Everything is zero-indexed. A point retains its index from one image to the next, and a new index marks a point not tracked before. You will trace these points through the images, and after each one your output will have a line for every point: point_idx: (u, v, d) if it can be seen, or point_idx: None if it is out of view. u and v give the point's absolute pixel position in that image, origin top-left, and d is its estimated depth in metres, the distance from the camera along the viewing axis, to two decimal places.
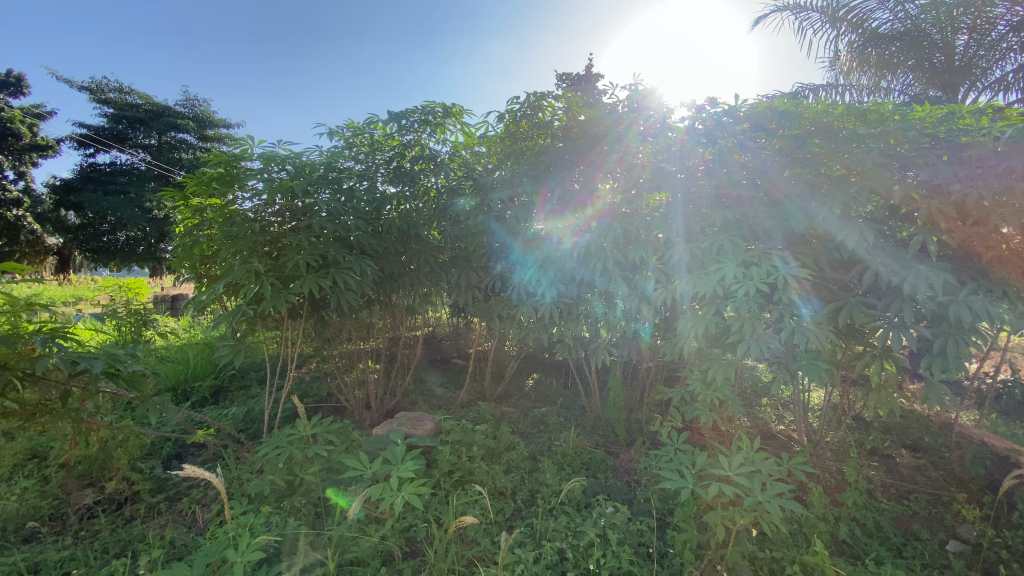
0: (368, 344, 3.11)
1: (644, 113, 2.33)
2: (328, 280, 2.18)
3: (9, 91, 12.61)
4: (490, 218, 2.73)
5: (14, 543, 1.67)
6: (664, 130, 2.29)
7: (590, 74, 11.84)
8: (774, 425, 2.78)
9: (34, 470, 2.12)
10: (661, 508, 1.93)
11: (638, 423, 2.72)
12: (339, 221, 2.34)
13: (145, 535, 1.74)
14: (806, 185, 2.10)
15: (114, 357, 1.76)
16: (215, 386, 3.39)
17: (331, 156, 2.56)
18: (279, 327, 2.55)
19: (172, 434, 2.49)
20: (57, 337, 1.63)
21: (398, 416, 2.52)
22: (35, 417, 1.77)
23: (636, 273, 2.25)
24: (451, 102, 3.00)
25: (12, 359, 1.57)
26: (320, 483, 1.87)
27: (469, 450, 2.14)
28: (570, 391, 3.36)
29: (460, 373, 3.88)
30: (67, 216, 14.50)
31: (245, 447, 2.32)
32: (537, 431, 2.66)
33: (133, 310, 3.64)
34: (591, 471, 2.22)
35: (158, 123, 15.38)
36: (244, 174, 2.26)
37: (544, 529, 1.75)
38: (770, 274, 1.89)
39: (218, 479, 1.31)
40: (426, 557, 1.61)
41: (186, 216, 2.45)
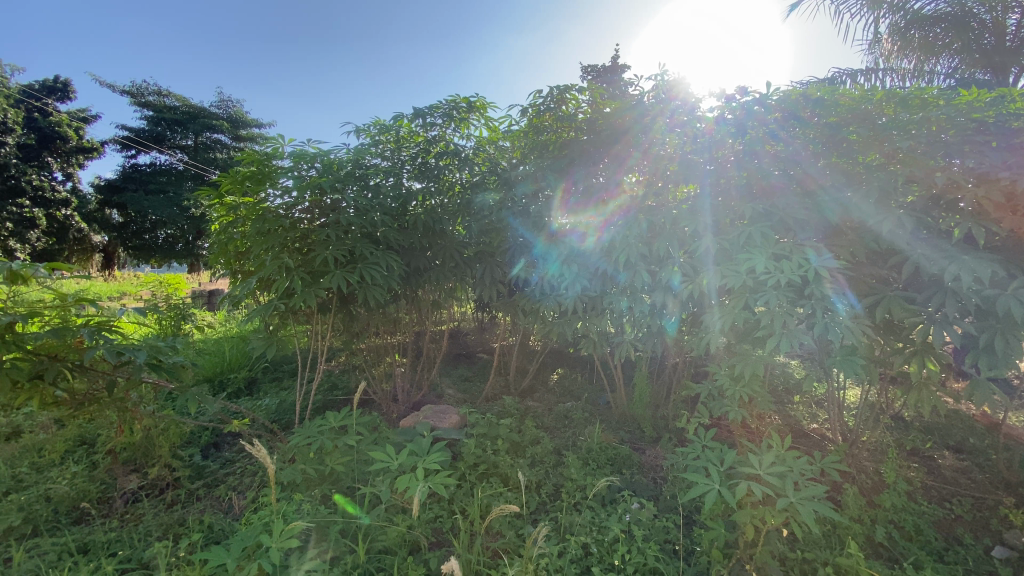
0: (394, 339, 3.15)
1: (669, 104, 2.30)
2: (355, 275, 2.22)
3: (58, 96, 13.25)
4: (509, 211, 2.66)
5: (65, 525, 1.77)
6: (690, 121, 2.27)
7: (616, 65, 11.61)
8: (806, 423, 2.71)
9: (84, 455, 2.24)
10: (688, 506, 1.90)
11: (664, 419, 2.68)
12: (367, 217, 2.38)
13: (186, 519, 1.81)
14: (842, 174, 2.03)
15: (155, 349, 1.84)
16: (250, 378, 3.50)
17: (358, 153, 2.59)
18: (309, 321, 2.62)
19: (210, 423, 2.60)
20: (104, 329, 1.72)
21: (424, 409, 2.56)
22: (83, 406, 1.86)
23: (662, 266, 2.20)
24: (474, 96, 2.96)
25: (63, 351, 1.68)
26: (349, 474, 1.90)
27: (494, 444, 2.16)
28: (595, 386, 3.34)
29: (485, 368, 3.90)
30: (111, 215, 15.16)
31: (279, 437, 2.39)
32: (562, 426, 2.65)
33: (172, 305, 3.77)
34: (616, 467, 2.20)
35: (194, 124, 15.88)
36: (274, 173, 2.31)
37: (569, 523, 1.74)
38: (801, 266, 1.85)
39: (268, 460, 1.40)
40: (452, 548, 1.63)
41: (220, 215, 2.53)
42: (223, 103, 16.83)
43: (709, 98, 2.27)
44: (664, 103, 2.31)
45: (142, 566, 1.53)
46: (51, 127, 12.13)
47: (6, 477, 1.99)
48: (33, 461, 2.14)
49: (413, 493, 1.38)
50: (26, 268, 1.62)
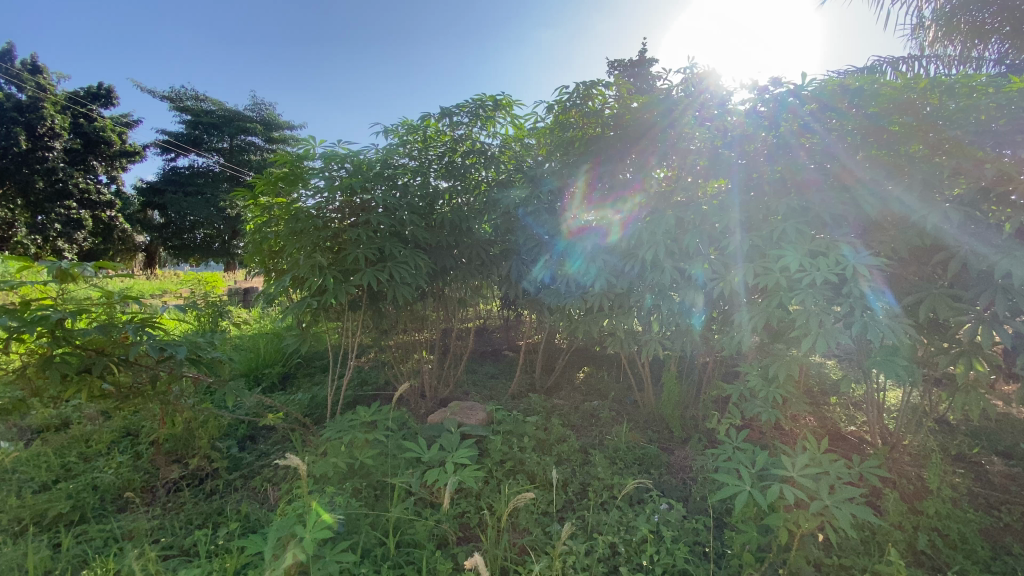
0: (421, 336, 3.19)
1: (698, 97, 2.26)
2: (385, 273, 2.25)
3: (101, 103, 13.55)
4: (522, 207, 2.73)
5: (112, 512, 1.86)
6: (720, 114, 2.22)
7: (645, 59, 11.38)
8: (843, 425, 2.62)
9: (128, 446, 2.34)
10: (718, 508, 1.86)
11: (694, 419, 2.63)
12: (395, 216, 2.42)
13: (223, 509, 1.87)
14: (882, 167, 1.95)
15: (194, 345, 1.91)
16: (283, 373, 3.60)
17: (387, 153, 2.63)
18: (340, 318, 2.67)
19: (246, 416, 2.68)
20: (147, 326, 1.80)
21: (451, 405, 2.59)
22: (129, 399, 1.95)
23: (690, 263, 2.15)
24: (500, 94, 2.96)
25: (109, 346, 1.76)
26: (379, 469, 1.90)
27: (520, 441, 2.17)
28: (622, 385, 3.31)
29: (511, 365, 3.90)
30: (153, 216, 15.82)
31: (311, 431, 2.45)
32: (588, 425, 2.63)
33: (210, 302, 3.91)
34: (644, 467, 2.17)
35: (229, 127, 16.39)
36: (305, 174, 2.37)
37: (596, 522, 1.73)
38: (838, 264, 1.79)
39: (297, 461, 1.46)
40: (479, 544, 1.64)
41: (255, 215, 2.61)
42: (256, 106, 17.29)
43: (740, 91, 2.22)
44: (693, 96, 2.27)
45: (182, 552, 1.59)
46: (96, 132, 12.67)
47: (57, 465, 2.10)
48: (82, 450, 2.26)
49: (444, 487, 1.41)
50: (74, 267, 1.72)
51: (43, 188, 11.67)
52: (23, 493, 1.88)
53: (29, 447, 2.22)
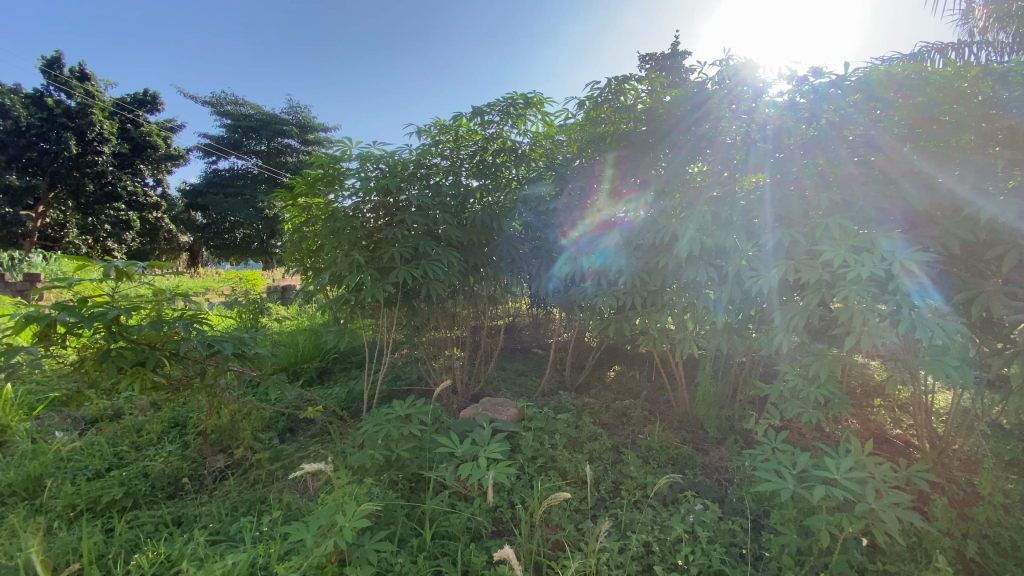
0: (452, 333, 3.22)
1: (733, 90, 2.21)
2: (420, 271, 2.28)
3: (147, 109, 14.14)
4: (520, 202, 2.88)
5: (163, 498, 1.95)
6: (757, 106, 2.17)
7: (676, 52, 11.19)
8: (888, 428, 2.52)
9: (177, 435, 2.46)
10: (756, 510, 1.82)
11: (729, 419, 2.58)
12: (429, 215, 2.45)
13: (266, 497, 1.94)
14: (931, 159, 1.86)
15: (239, 341, 1.99)
16: (319, 368, 3.70)
17: (420, 153, 2.67)
18: (375, 315, 2.73)
19: (286, 409, 2.78)
20: (195, 322, 1.88)
21: (483, 401, 2.62)
22: (179, 391, 2.04)
23: (725, 260, 2.10)
24: (531, 91, 2.95)
25: (161, 342, 1.85)
26: (414, 461, 1.93)
27: (551, 438, 2.17)
28: (654, 383, 3.27)
29: (541, 363, 3.91)
30: (196, 217, 16.53)
31: (347, 425, 2.51)
32: (620, 424, 2.61)
33: (251, 299, 4.06)
34: (677, 467, 2.14)
35: (267, 130, 16.81)
36: (341, 175, 2.43)
37: (629, 520, 1.72)
38: (884, 260, 1.72)
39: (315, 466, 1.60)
40: (513, 538, 1.65)
41: (293, 215, 2.70)
42: (292, 109, 17.75)
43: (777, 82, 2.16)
44: (728, 89, 2.23)
45: (228, 538, 1.66)
46: (143, 137, 13.18)
47: (110, 454, 2.22)
48: (133, 439, 2.38)
49: (491, 476, 1.50)
50: (129, 267, 1.82)
51: (94, 192, 12.29)
52: (80, 480, 1.99)
53: (86, 437, 2.35)
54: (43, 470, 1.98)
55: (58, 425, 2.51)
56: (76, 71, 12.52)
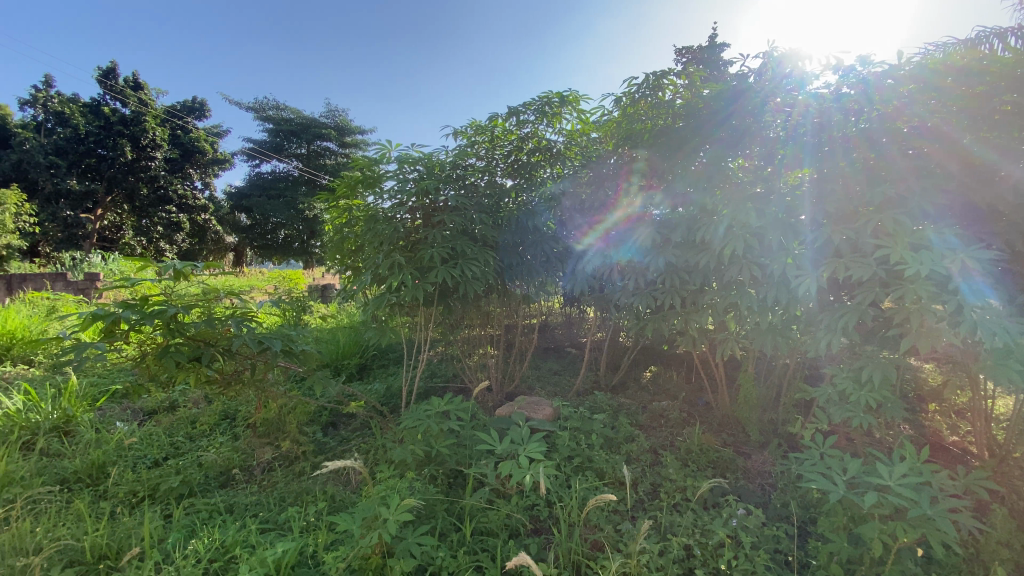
0: (487, 331, 3.24)
1: (775, 83, 2.15)
2: (458, 271, 2.31)
3: (195, 116, 14.82)
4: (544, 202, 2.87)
5: (216, 487, 2.05)
6: (801, 99, 2.10)
7: (714, 44, 10.89)
8: (945, 435, 2.38)
9: (227, 428, 2.58)
10: (802, 516, 1.76)
11: (772, 423, 2.50)
12: (466, 215, 2.47)
13: (311, 489, 2.01)
14: (994, 151, 1.75)
15: (287, 338, 2.07)
16: (359, 364, 3.80)
17: (457, 153, 2.69)
18: (413, 313, 2.78)
19: (328, 404, 2.86)
20: (246, 319, 1.96)
21: (518, 399, 2.64)
22: (231, 385, 2.13)
23: (770, 258, 2.03)
24: (566, 89, 2.91)
25: (215, 338, 1.93)
26: (453, 457, 1.95)
27: (588, 438, 2.16)
28: (693, 384, 3.20)
29: (575, 362, 3.89)
30: (241, 218, 17.25)
31: (386, 421, 2.57)
32: (658, 425, 2.56)
33: (294, 297, 4.21)
34: (718, 470, 2.09)
35: (307, 133, 17.29)
36: (379, 177, 2.49)
37: (669, 523, 1.69)
38: (944, 258, 1.63)
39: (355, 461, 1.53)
40: (551, 536, 1.65)
41: (335, 216, 2.78)
42: (330, 112, 18.21)
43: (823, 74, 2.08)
44: (769, 83, 2.17)
45: (277, 526, 1.73)
46: (191, 143, 13.77)
47: (167, 444, 2.35)
48: (188, 431, 2.51)
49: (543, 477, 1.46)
50: (185, 267, 1.91)
51: (147, 196, 13.07)
52: (140, 468, 2.11)
53: (144, 427, 2.50)
54: (106, 458, 2.11)
55: (119, 415, 2.66)
56: (130, 80, 13.20)
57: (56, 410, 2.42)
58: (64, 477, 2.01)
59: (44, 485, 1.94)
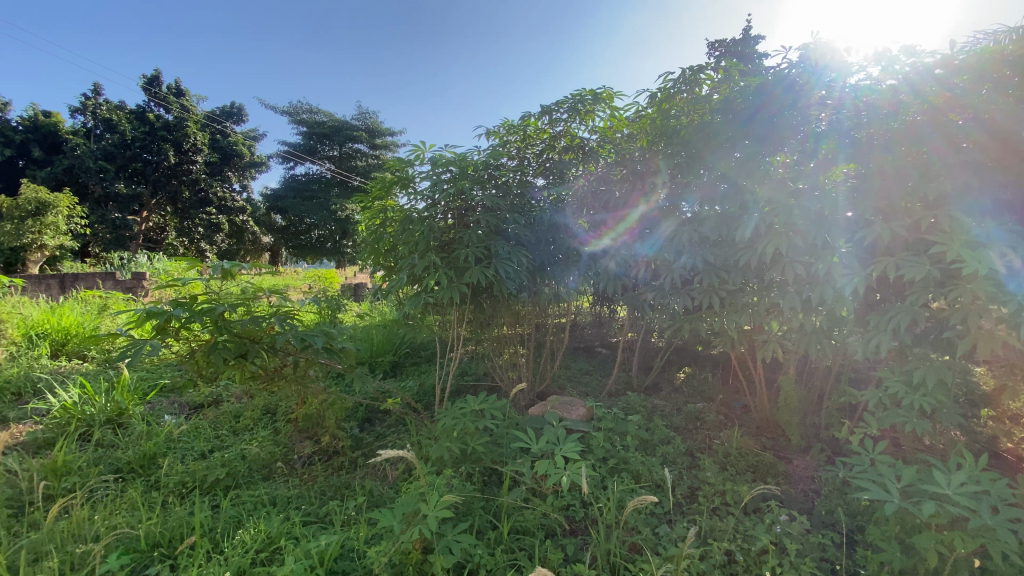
0: (518, 330, 3.24)
1: (814, 80, 2.12)
2: (492, 271, 2.31)
3: (234, 121, 15.33)
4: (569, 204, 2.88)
5: (260, 479, 2.12)
6: (842, 96, 2.06)
7: (749, 36, 10.61)
8: (1003, 443, 2.26)
9: (269, 422, 2.66)
10: (849, 524, 1.70)
11: (814, 427, 2.42)
12: (500, 215, 2.48)
13: (350, 483, 2.06)
14: None
15: (328, 336, 2.13)
16: (392, 362, 3.87)
17: (491, 154, 2.71)
18: (446, 313, 2.81)
19: (364, 400, 2.93)
20: (288, 317, 2.02)
21: (550, 399, 2.64)
22: (274, 380, 2.20)
23: (813, 256, 1.98)
24: (600, 86, 2.87)
25: (260, 335, 2.01)
26: (489, 455, 1.95)
27: (623, 439, 2.14)
28: (729, 386, 3.13)
29: (606, 362, 3.86)
30: (277, 219, 17.80)
31: (420, 418, 2.61)
32: (693, 427, 2.52)
33: (329, 295, 4.31)
34: (758, 475, 2.04)
35: (340, 135, 17.67)
36: (413, 177, 2.52)
37: (710, 527, 1.65)
38: (1006, 255, 1.54)
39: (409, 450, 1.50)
40: (588, 538, 1.65)
41: (371, 217, 2.83)
42: (361, 114, 18.55)
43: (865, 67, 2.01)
44: (807, 79, 2.14)
45: (318, 519, 1.78)
46: (230, 146, 14.24)
47: (213, 437, 2.44)
48: (232, 425, 2.60)
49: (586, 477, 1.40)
50: (231, 267, 1.99)
51: (189, 198, 13.61)
52: (188, 460, 2.20)
53: (191, 421, 2.60)
54: (156, 450, 2.21)
55: (167, 409, 2.79)
56: (172, 87, 13.76)
57: (110, 403, 2.55)
58: (119, 467, 2.12)
59: (101, 474, 2.05)
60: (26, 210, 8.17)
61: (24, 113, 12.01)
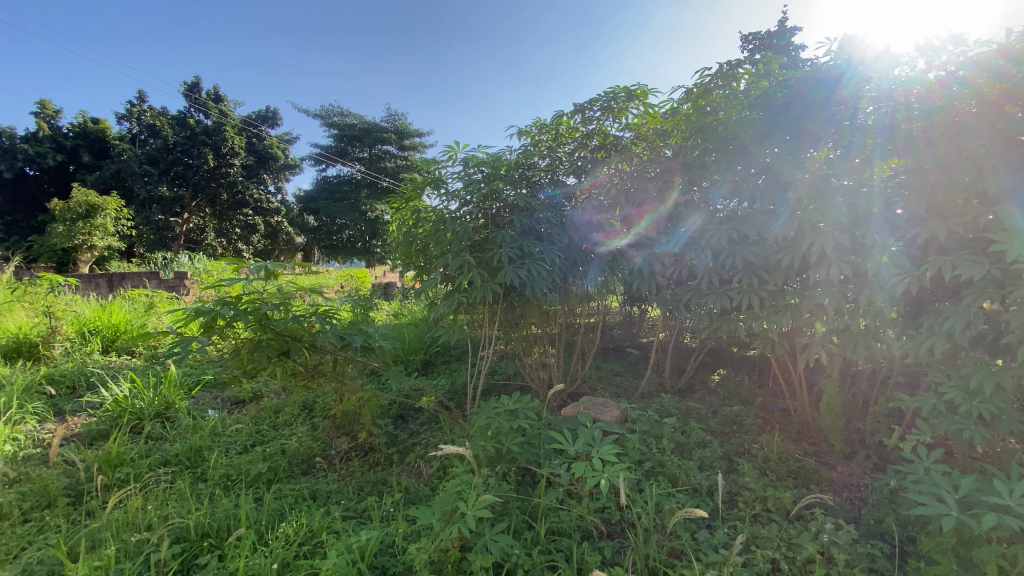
0: (548, 331, 3.24)
1: (858, 75, 2.03)
2: (525, 270, 2.32)
3: (269, 124, 15.81)
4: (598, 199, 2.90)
5: (300, 474, 2.18)
6: (886, 88, 1.97)
7: (783, 29, 10.31)
8: None
9: (307, 418, 2.73)
10: (900, 535, 1.63)
11: (859, 433, 2.33)
12: (532, 215, 2.49)
13: (386, 479, 2.09)
14: None
15: (366, 334, 2.17)
16: (423, 360, 3.92)
17: (523, 154, 2.72)
18: (478, 312, 2.83)
19: (398, 398, 2.98)
20: (328, 316, 2.08)
21: (583, 399, 2.62)
22: (314, 377, 2.26)
23: (861, 256, 1.90)
24: (635, 82, 2.81)
25: (301, 333, 2.07)
26: (523, 455, 1.96)
27: (658, 442, 2.12)
28: (766, 389, 3.04)
29: (637, 363, 3.82)
30: (309, 220, 18.26)
31: (453, 416, 2.63)
32: (730, 431, 2.47)
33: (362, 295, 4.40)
34: (800, 482, 1.98)
35: (370, 137, 17.98)
36: (446, 178, 2.55)
37: (751, 534, 1.61)
38: None
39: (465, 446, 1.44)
40: (625, 542, 1.63)
41: (404, 218, 2.88)
42: (390, 117, 18.84)
43: (910, 59, 1.91)
44: (847, 73, 2.06)
45: (357, 514, 1.82)
46: (265, 150, 14.63)
47: (254, 432, 2.53)
48: (272, 420, 2.68)
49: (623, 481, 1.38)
50: (273, 267, 2.06)
51: (226, 200, 14.09)
52: (232, 454, 2.28)
53: (234, 415, 2.70)
54: (202, 443, 2.30)
55: (211, 404, 2.90)
56: (211, 93, 14.28)
57: (158, 398, 2.66)
58: (168, 458, 2.21)
59: (152, 465, 2.15)
60: (77, 213, 8.63)
61: (76, 121, 12.68)
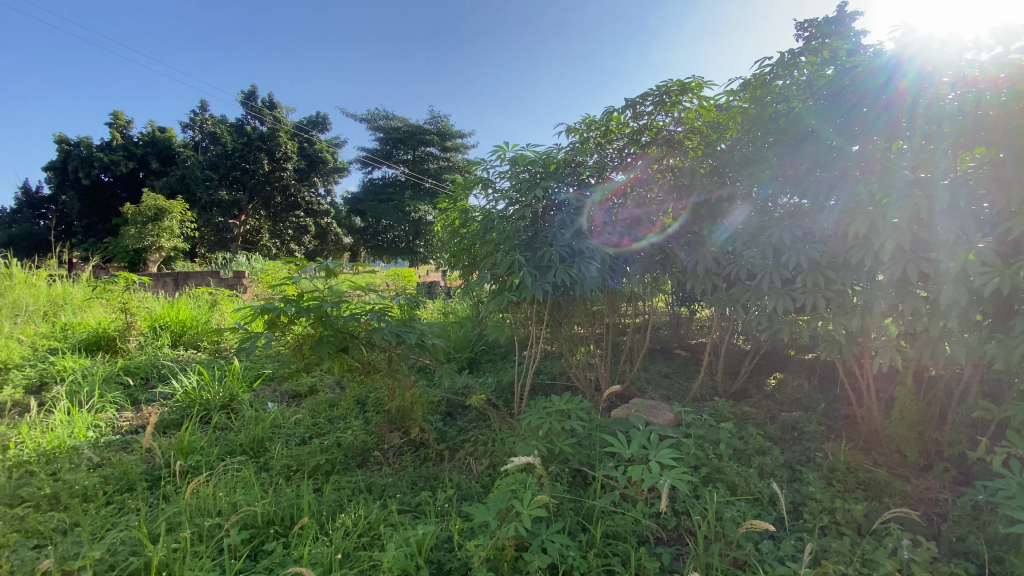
0: (595, 331, 3.20)
1: (928, 60, 1.88)
2: (575, 270, 2.29)
3: (319, 129, 16.43)
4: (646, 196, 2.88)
5: (356, 467, 2.26)
6: (960, 72, 1.81)
7: (842, 15, 9.78)
8: None
9: (359, 412, 2.82)
10: (989, 557, 1.51)
11: (937, 444, 2.17)
12: (580, 213, 2.47)
13: (438, 475, 2.13)
14: None
15: (421, 332, 2.22)
16: (469, 358, 3.96)
17: (572, 152, 2.71)
18: (525, 312, 2.83)
19: (446, 395, 3.02)
20: (383, 314, 2.15)
21: (633, 401, 2.58)
22: (369, 374, 2.32)
23: (940, 254, 1.76)
24: (688, 75, 2.74)
25: (358, 331, 2.14)
26: (576, 456, 1.94)
27: (714, 447, 2.05)
28: (828, 395, 2.89)
29: (686, 364, 3.72)
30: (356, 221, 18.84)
31: (500, 415, 2.65)
32: (790, 438, 2.36)
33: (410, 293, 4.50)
34: (870, 494, 1.87)
35: (414, 139, 18.35)
36: (495, 178, 2.58)
37: (820, 547, 1.53)
38: None
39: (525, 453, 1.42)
40: (682, 549, 1.59)
41: (453, 218, 2.92)
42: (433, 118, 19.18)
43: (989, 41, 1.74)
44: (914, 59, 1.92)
45: (411, 508, 1.86)
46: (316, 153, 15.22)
47: (312, 424, 2.63)
48: (328, 413, 2.78)
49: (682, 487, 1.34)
50: (333, 266, 2.15)
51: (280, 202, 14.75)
52: (292, 445, 2.38)
53: (292, 408, 2.82)
54: (264, 435, 2.41)
55: (270, 397, 3.04)
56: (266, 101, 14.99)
57: (223, 390, 2.81)
58: (234, 448, 2.34)
59: (220, 455, 2.27)
60: (147, 216, 9.25)
61: (144, 130, 13.61)
